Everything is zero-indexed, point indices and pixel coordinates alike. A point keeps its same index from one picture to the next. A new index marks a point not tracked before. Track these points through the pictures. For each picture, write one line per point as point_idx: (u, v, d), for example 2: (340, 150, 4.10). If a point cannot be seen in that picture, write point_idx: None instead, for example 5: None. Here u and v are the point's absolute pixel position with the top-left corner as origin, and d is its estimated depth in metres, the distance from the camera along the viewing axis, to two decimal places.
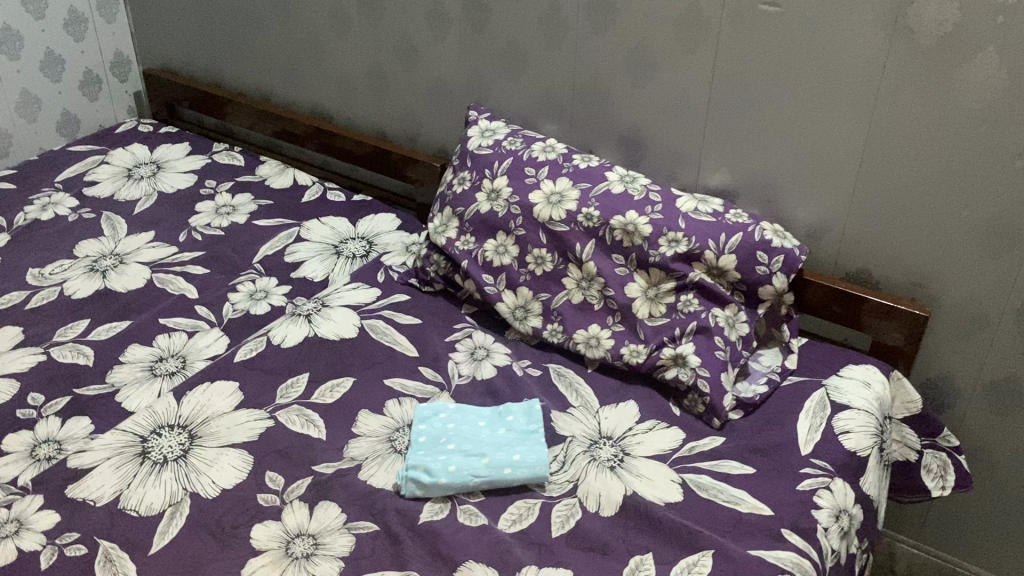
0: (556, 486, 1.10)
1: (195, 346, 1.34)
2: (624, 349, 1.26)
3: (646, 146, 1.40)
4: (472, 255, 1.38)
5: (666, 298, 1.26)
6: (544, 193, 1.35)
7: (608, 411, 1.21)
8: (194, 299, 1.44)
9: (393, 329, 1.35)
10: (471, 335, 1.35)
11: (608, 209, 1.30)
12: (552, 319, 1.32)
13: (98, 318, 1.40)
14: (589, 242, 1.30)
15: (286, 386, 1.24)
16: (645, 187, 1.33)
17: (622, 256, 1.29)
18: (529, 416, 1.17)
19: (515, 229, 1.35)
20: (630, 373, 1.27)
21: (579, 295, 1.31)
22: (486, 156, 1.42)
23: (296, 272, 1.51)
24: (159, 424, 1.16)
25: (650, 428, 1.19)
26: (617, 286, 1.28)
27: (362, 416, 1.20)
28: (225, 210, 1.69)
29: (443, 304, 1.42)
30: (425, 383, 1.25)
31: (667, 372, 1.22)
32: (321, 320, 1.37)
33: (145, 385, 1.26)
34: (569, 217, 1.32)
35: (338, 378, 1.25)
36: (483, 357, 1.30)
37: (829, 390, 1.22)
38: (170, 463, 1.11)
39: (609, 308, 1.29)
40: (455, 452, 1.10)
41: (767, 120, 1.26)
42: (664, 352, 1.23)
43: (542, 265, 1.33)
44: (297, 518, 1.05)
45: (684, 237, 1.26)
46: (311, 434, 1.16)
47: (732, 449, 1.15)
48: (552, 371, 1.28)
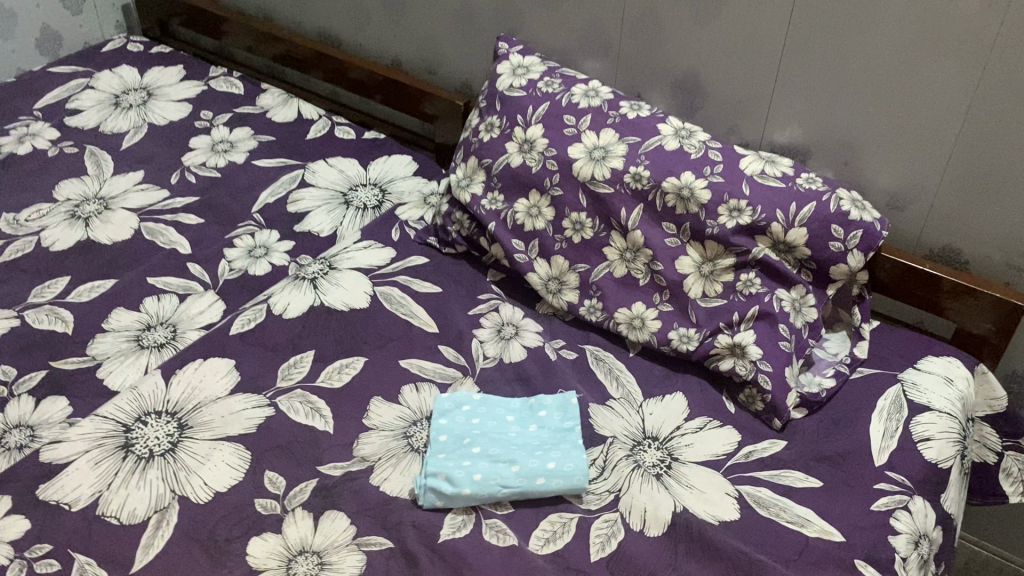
0: (594, 498, 0.96)
1: (187, 312, 1.19)
2: (672, 333, 1.11)
3: (702, 93, 1.21)
4: (500, 216, 1.21)
5: (723, 276, 1.11)
6: (585, 147, 1.17)
7: (652, 405, 1.07)
8: (186, 255, 1.28)
9: (410, 299, 1.20)
10: (497, 308, 1.19)
11: (660, 169, 1.13)
12: (590, 294, 1.16)
13: (78, 275, 1.24)
14: (635, 207, 1.14)
15: (288, 366, 1.09)
16: (703, 143, 1.15)
17: (674, 225, 1.13)
18: (565, 413, 1.03)
19: (550, 188, 1.18)
20: (678, 359, 1.13)
21: (623, 268, 1.15)
22: (518, 100, 1.24)
23: (301, 225, 1.35)
24: (145, 411, 1.02)
25: (701, 429, 1.04)
26: (666, 260, 1.12)
27: (375, 404, 1.06)
28: (222, 147, 1.51)
29: (465, 269, 1.26)
30: (445, 366, 1.11)
31: (722, 362, 1.07)
32: (328, 286, 1.21)
33: (130, 359, 1.11)
34: (614, 176, 1.14)
35: (349, 358, 1.11)
36: (512, 336, 1.15)
37: (905, 387, 1.07)
38: (157, 459, 0.97)
39: (657, 284, 1.14)
40: (481, 458, 0.96)
41: (851, 71, 1.07)
42: (719, 339, 1.08)
43: (581, 231, 1.17)
44: (299, 531, 0.92)
45: (748, 205, 1.09)
46: (316, 426, 1.02)
47: (796, 457, 1.01)
48: (589, 355, 1.13)
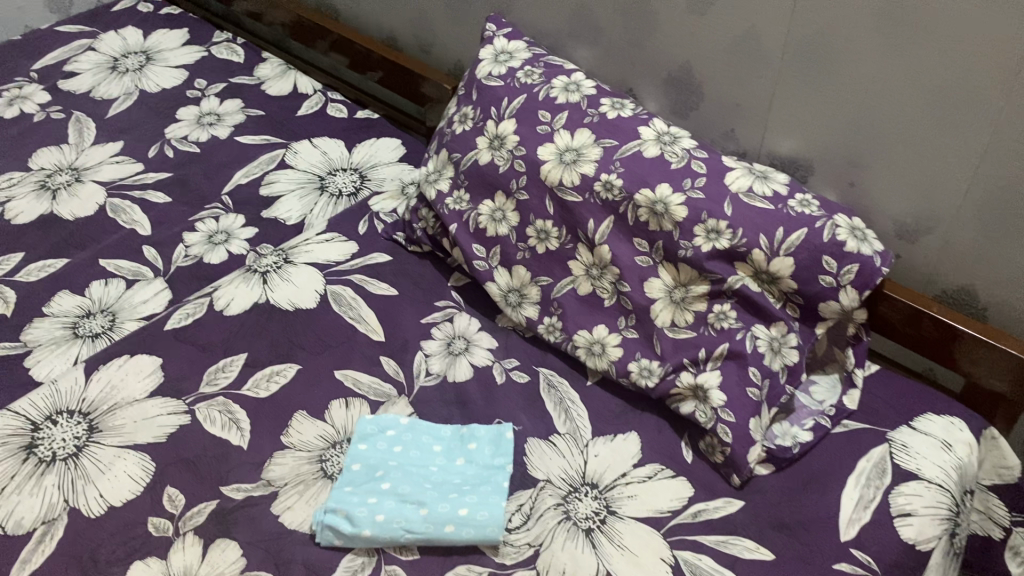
0: (511, 550, 0.86)
1: (131, 300, 1.13)
2: (632, 365, 0.99)
3: (697, 93, 1.07)
4: (464, 218, 1.11)
5: (695, 305, 0.98)
6: (557, 148, 1.05)
7: (600, 445, 0.96)
8: (144, 237, 1.23)
9: (360, 301, 1.11)
10: (452, 318, 1.10)
11: (634, 178, 1.00)
12: (550, 311, 1.05)
13: (32, 252, 1.20)
14: (605, 219, 1.01)
15: (216, 369, 1.02)
16: (687, 151, 1.02)
17: (646, 241, 1.00)
18: (497, 448, 0.94)
19: (516, 191, 1.06)
20: (639, 394, 1.01)
21: (588, 286, 1.03)
22: (494, 90, 1.12)
23: (269, 210, 1.27)
24: (57, 409, 0.97)
25: (649, 478, 0.93)
26: (634, 281, 1.00)
27: (298, 420, 0.98)
28: (208, 119, 1.44)
29: (427, 271, 1.16)
30: (382, 381, 1.02)
31: (683, 404, 0.95)
32: (278, 281, 1.13)
33: (61, 349, 1.06)
34: (584, 183, 1.02)
35: (282, 365, 1.03)
36: (461, 352, 1.05)
37: (893, 449, 0.93)
38: (57, 464, 0.92)
39: (623, 307, 1.01)
40: (389, 495, 0.87)
41: (852, 83, 0.92)
42: (682, 377, 0.95)
43: (546, 241, 1.05)
44: (185, 558, 0.85)
45: (728, 227, 0.96)
46: (230, 440, 0.95)
47: (750, 521, 0.89)
48: (542, 379, 1.03)
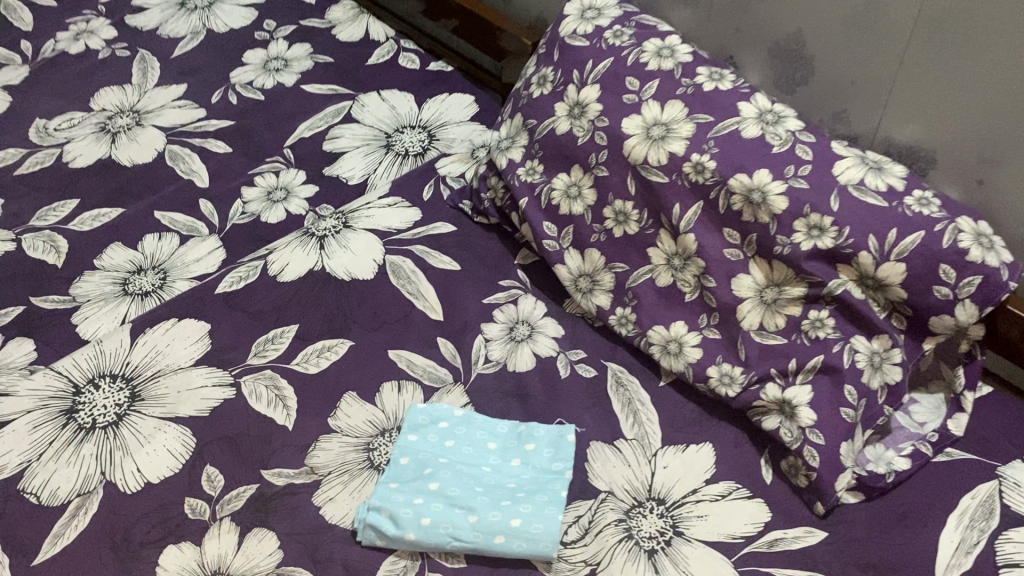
0: (565, 567, 0.79)
1: (183, 258, 1.08)
2: (711, 369, 0.90)
3: (806, 66, 0.95)
4: (535, 192, 1.02)
5: (787, 309, 0.88)
6: (644, 121, 0.94)
7: (669, 456, 0.87)
8: (201, 190, 1.17)
9: (420, 275, 1.03)
10: (516, 300, 1.01)
11: (728, 160, 0.89)
12: (624, 301, 0.96)
13: (87, 199, 1.16)
14: (692, 204, 0.91)
15: (265, 341, 0.97)
16: (792, 132, 0.90)
17: (737, 233, 0.90)
18: (557, 452, 0.86)
19: (595, 167, 0.97)
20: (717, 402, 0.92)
21: (669, 277, 0.94)
22: (579, 51, 1.02)
23: (330, 167, 1.20)
24: (100, 373, 0.93)
25: (722, 498, 0.84)
26: (720, 276, 0.90)
27: (346, 401, 0.92)
28: (275, 65, 1.37)
29: (493, 245, 1.08)
30: (438, 365, 0.95)
31: (766, 419, 0.86)
32: (335, 248, 1.06)
33: (109, 306, 1.02)
34: (671, 163, 0.91)
35: (333, 340, 0.97)
36: (524, 339, 0.97)
37: (1003, 488, 0.83)
38: (97, 433, 0.88)
39: (705, 304, 0.92)
40: (437, 497, 0.81)
41: (991, 68, 0.79)
42: (767, 389, 0.86)
43: (624, 224, 0.96)
44: (220, 547, 0.80)
45: (833, 225, 0.85)
46: (274, 418, 0.90)
47: (832, 556, 0.80)
48: (610, 376, 0.94)
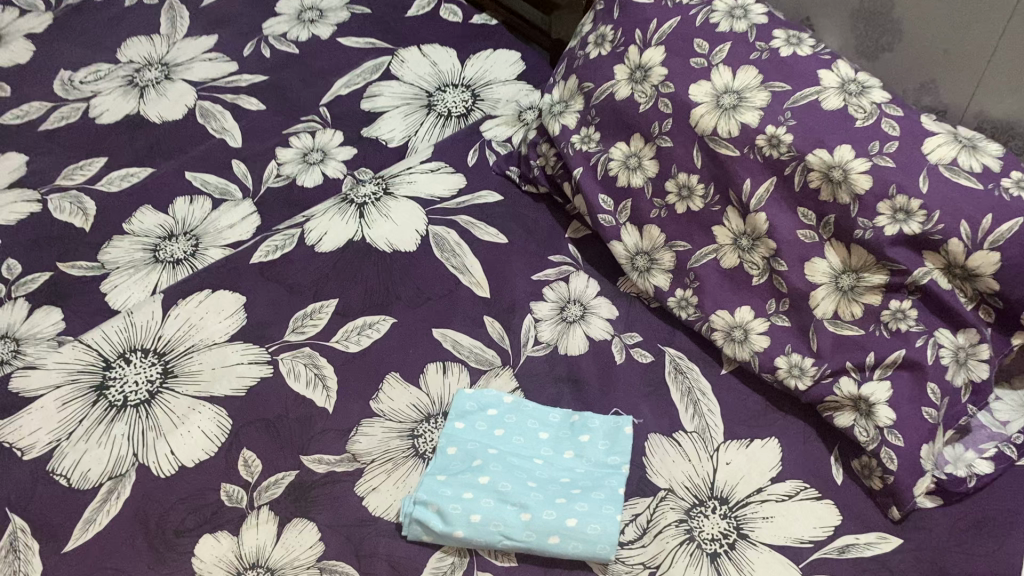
0: (621, 570, 0.75)
1: (216, 223, 1.03)
2: (779, 359, 0.84)
3: (892, 32, 0.87)
4: (591, 162, 0.95)
5: (866, 297, 0.81)
6: (713, 88, 0.87)
7: (732, 451, 0.82)
8: (234, 150, 1.11)
9: (466, 247, 0.97)
10: (567, 277, 0.96)
11: (807, 134, 0.81)
12: (684, 282, 0.90)
13: (115, 158, 1.10)
14: (765, 180, 0.84)
15: (303, 316, 0.92)
16: (877, 104, 0.82)
17: (812, 212, 0.82)
18: (612, 444, 0.81)
19: (658, 136, 0.90)
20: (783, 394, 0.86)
21: (735, 258, 0.87)
22: (642, 9, 0.94)
23: (369, 128, 1.14)
24: (131, 347, 0.88)
25: (789, 498, 0.79)
26: (792, 259, 0.84)
27: (388, 382, 0.87)
28: (310, 15, 1.30)
29: (542, 216, 1.02)
30: (485, 346, 0.89)
31: (839, 416, 0.81)
32: (376, 216, 0.99)
33: (140, 274, 0.97)
34: (743, 135, 0.84)
35: (375, 316, 0.92)
36: (577, 320, 0.91)
37: None
38: (128, 411, 0.84)
39: (774, 288, 0.85)
40: (487, 492, 0.76)
41: None
42: (842, 384, 0.81)
43: (688, 200, 0.89)
44: (258, 538, 0.77)
45: (922, 208, 0.77)
46: (314, 400, 0.85)
47: (908, 565, 0.75)
48: (668, 362, 0.89)
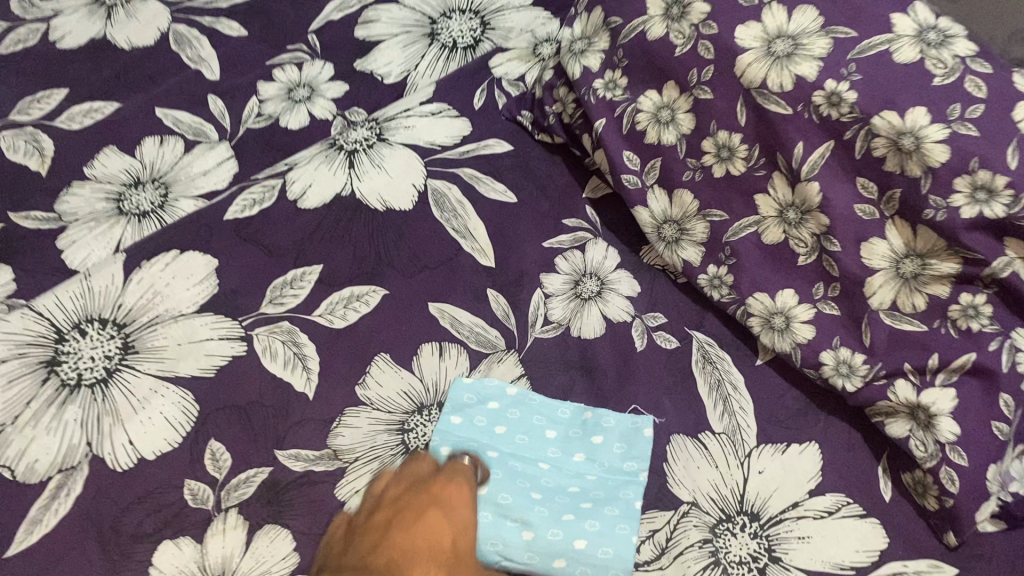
0: None
1: (188, 169, 0.91)
2: (826, 354, 0.73)
3: None
4: (615, 112, 0.83)
5: (933, 288, 0.68)
6: (764, 32, 0.71)
7: (766, 458, 0.72)
8: (210, 84, 0.98)
9: (469, 206, 0.85)
10: (583, 245, 0.84)
11: (873, 92, 0.65)
12: (718, 258, 0.79)
13: (77, 89, 0.97)
14: (820, 144, 0.70)
15: (283, 284, 0.80)
16: (961, 58, 0.64)
17: (874, 183, 0.68)
18: (629, 448, 0.73)
19: (695, 87, 0.76)
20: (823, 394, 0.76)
21: (780, 233, 0.75)
22: None
23: (363, 61, 1.00)
24: (87, 317, 0.77)
25: (829, 516, 0.70)
26: (846, 239, 0.71)
27: (377, 364, 0.77)
28: None
29: (556, 172, 0.89)
30: (488, 325, 0.79)
31: (891, 424, 0.71)
32: (368, 167, 0.86)
33: (101, 228, 0.87)
34: (798, 91, 0.69)
35: (363, 286, 0.80)
36: (592, 297, 0.81)
37: None
38: (82, 392, 0.74)
39: (824, 271, 0.73)
40: (485, 505, 0.69)
41: None
42: (898, 389, 0.70)
43: (728, 162, 0.76)
44: (225, 545, 0.69)
45: (1008, 187, 0.61)
46: (293, 383, 0.75)
47: None
48: (696, 350, 0.78)
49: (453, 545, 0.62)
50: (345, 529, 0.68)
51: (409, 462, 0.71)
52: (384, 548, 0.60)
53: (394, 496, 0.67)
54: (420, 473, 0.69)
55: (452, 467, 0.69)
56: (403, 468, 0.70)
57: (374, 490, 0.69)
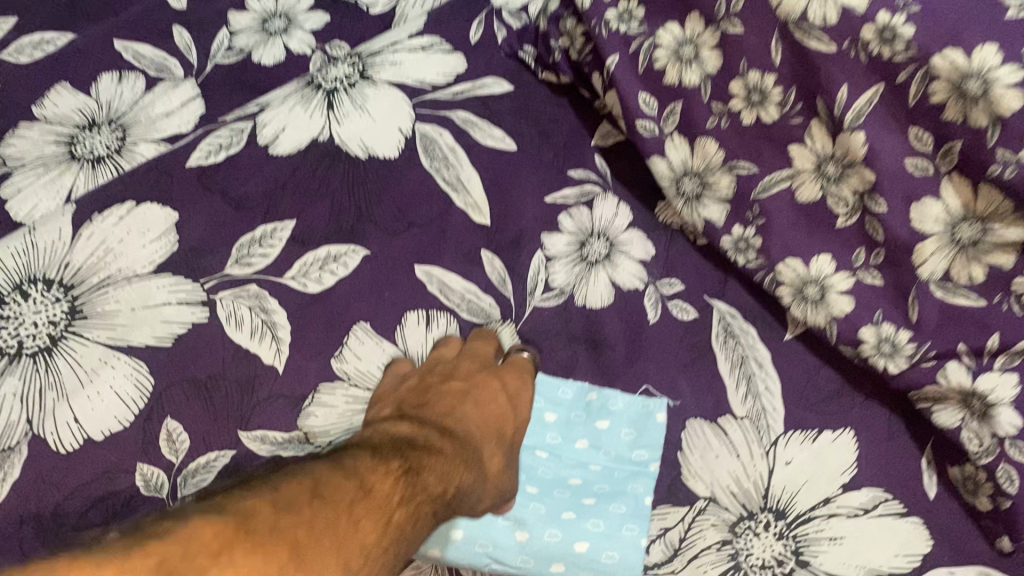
0: None
1: (149, 109, 0.81)
2: (866, 330, 0.65)
3: None
4: (629, 48, 0.69)
5: (997, 257, 0.57)
6: None
7: (794, 447, 0.66)
8: (176, 12, 0.87)
9: (463, 155, 0.74)
10: (591, 200, 0.75)
11: (933, 27, 0.52)
12: (745, 218, 0.69)
13: (27, 18, 0.86)
14: (870, 87, 0.57)
15: (251, 242, 0.70)
16: None
17: (929, 135, 0.56)
18: (638, 435, 0.69)
19: (722, 20, 0.63)
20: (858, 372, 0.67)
21: (817, 191, 0.65)
22: None
23: None
24: (28, 278, 0.67)
25: (864, 514, 0.64)
26: (895, 198, 0.60)
27: (356, 335, 0.70)
28: None
29: (562, 114, 0.77)
30: (482, 292, 0.72)
31: (941, 412, 0.62)
32: (349, 109, 0.75)
33: (49, 176, 0.77)
34: (844, 25, 0.56)
35: (341, 246, 0.71)
36: (600, 261, 0.73)
37: None
38: (23, 363, 0.65)
39: (868, 234, 0.63)
40: None
41: None
42: (951, 373, 0.61)
43: (758, 107, 0.65)
44: None
45: None
46: (260, 354, 0.68)
47: None
48: (715, 322, 0.71)
49: (514, 433, 0.70)
50: (413, 380, 0.69)
51: (477, 337, 0.72)
52: (456, 421, 0.69)
53: (465, 374, 0.70)
54: (488, 359, 0.71)
55: (514, 361, 0.71)
56: (469, 344, 0.71)
57: (440, 355, 0.71)
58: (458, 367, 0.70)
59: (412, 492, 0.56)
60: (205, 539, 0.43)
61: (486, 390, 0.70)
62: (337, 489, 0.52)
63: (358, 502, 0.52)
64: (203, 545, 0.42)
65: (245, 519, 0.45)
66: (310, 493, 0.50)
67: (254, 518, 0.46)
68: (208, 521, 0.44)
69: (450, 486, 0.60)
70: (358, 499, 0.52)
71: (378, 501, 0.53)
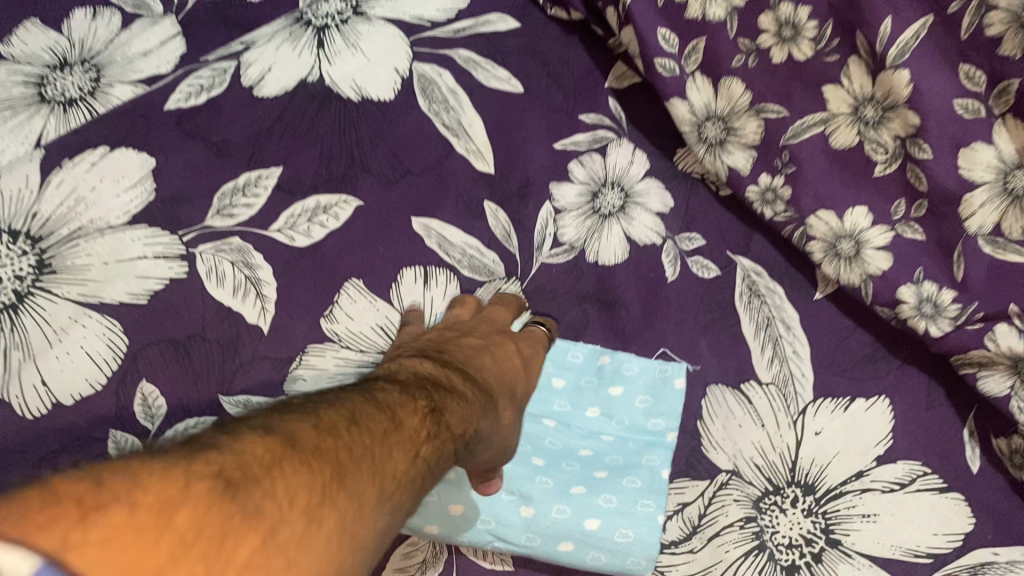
0: None
1: (126, 49, 0.73)
2: (905, 289, 0.59)
3: None
4: None
5: None
6: None
7: (824, 417, 0.62)
8: None
9: (464, 98, 0.68)
10: (604, 147, 0.69)
11: None
12: (773, 166, 0.63)
13: None
14: (918, 19, 0.52)
15: (233, 190, 0.64)
16: None
17: (982, 71, 0.51)
18: (654, 403, 0.64)
19: None
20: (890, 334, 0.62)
21: (853, 136, 0.59)
22: None
23: None
24: None
25: (900, 489, 0.59)
26: (941, 144, 0.54)
27: (348, 292, 0.64)
28: None
29: (573, 54, 0.71)
30: (484, 248, 0.67)
31: (986, 381, 0.57)
32: (341, 47, 0.68)
33: (16, 119, 0.70)
34: None
35: (332, 196, 0.65)
36: (614, 214, 0.67)
37: None
38: None
39: (910, 186, 0.58)
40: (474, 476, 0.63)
41: None
42: (997, 340, 0.56)
43: (791, 43, 0.58)
44: None
45: None
46: (244, 312, 0.62)
47: None
48: (739, 280, 0.66)
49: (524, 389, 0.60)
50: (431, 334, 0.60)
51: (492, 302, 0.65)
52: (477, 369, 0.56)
53: (485, 333, 0.61)
54: (504, 323, 0.63)
55: (529, 332, 0.64)
56: (487, 310, 0.64)
57: (455, 317, 0.64)
58: (477, 328, 0.61)
59: (443, 429, 0.45)
60: (250, 458, 0.32)
61: (505, 346, 0.60)
62: (372, 416, 0.41)
63: (392, 433, 0.41)
64: (253, 459, 0.32)
65: (291, 440, 0.35)
66: (343, 413, 0.39)
67: (296, 441, 0.35)
68: (251, 436, 0.34)
69: (471, 431, 0.49)
70: (392, 430, 0.41)
71: (412, 434, 0.42)
